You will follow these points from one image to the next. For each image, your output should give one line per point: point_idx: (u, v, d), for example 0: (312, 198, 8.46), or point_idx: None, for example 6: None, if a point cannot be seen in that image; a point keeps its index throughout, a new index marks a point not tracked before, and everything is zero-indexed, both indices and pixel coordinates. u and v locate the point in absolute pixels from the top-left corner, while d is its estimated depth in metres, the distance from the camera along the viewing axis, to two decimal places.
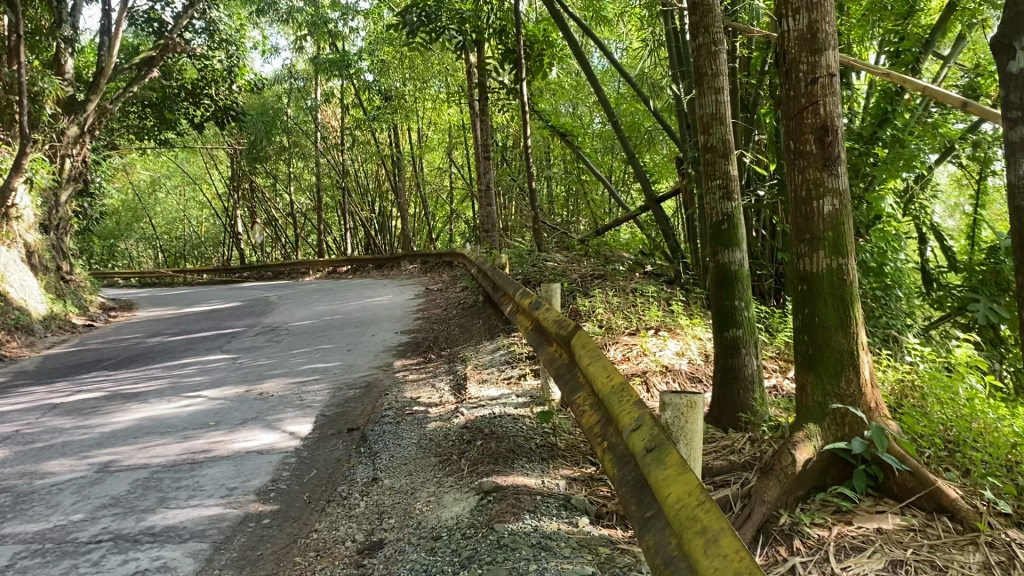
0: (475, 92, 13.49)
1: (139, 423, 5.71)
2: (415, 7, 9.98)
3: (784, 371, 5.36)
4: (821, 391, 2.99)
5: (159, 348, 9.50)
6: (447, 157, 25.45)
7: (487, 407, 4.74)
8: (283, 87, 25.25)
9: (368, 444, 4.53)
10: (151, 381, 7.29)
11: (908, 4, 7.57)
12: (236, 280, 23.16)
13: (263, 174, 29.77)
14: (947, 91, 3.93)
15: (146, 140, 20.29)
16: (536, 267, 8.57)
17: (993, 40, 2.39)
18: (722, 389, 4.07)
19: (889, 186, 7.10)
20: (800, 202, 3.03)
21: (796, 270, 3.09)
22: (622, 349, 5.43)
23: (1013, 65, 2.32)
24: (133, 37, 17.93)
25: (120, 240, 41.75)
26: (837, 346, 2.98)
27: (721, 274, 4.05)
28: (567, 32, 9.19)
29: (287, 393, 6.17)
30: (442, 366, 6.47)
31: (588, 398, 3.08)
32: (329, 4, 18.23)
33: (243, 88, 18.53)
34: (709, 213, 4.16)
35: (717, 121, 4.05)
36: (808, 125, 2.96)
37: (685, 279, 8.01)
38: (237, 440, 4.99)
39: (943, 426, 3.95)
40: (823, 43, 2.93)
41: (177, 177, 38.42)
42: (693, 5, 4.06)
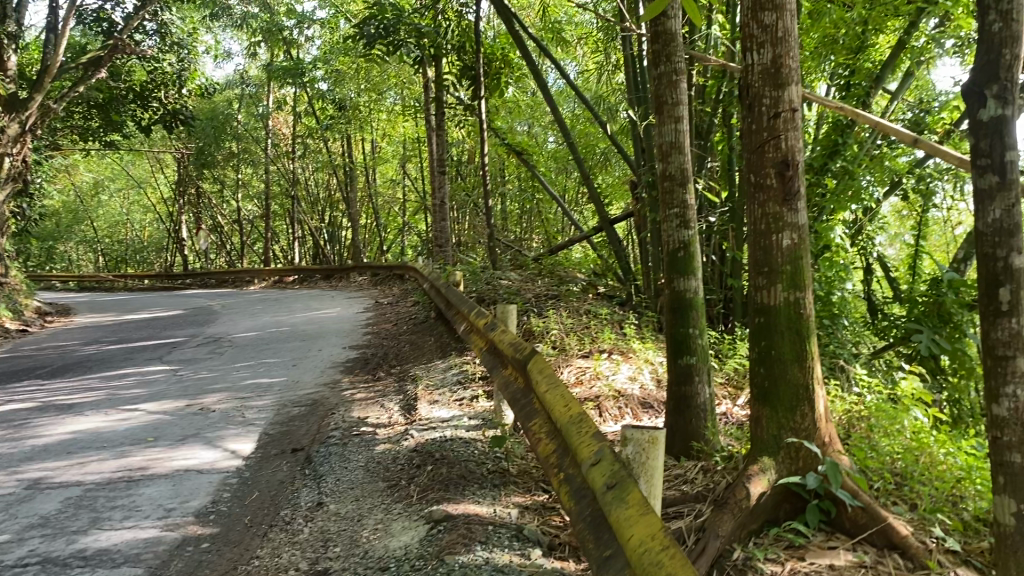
0: (431, 106, 13.43)
1: (72, 437, 5.50)
2: (373, 19, 9.92)
3: (735, 398, 5.38)
4: (776, 425, 2.99)
5: (97, 357, 9.20)
6: (400, 169, 25.33)
7: (437, 429, 4.66)
8: (234, 93, 24.90)
9: (314, 466, 4.42)
10: (87, 393, 7.04)
11: (860, 40, 7.75)
12: (179, 287, 22.64)
13: (211, 180, 29.26)
14: (897, 126, 3.93)
15: (90, 141, 19.77)
16: (489, 285, 8.52)
17: (962, 88, 2.45)
18: (675, 417, 4.05)
19: (838, 217, 7.26)
20: (759, 235, 3.02)
21: (754, 303, 3.08)
22: (575, 372, 5.40)
23: (984, 114, 2.39)
24: (81, 35, 17.52)
25: (59, 242, 40.65)
26: (792, 380, 2.98)
27: (676, 301, 4.04)
28: (525, 52, 9.19)
29: (230, 408, 6.01)
30: (391, 384, 6.37)
31: (544, 425, 3.04)
32: (285, 11, 18.04)
33: (193, 92, 18.19)
34: (666, 240, 4.15)
35: (676, 150, 4.05)
36: (769, 159, 2.97)
37: (636, 301, 8.04)
38: (176, 458, 4.83)
39: (891, 459, 3.99)
40: (787, 78, 2.95)
41: (122, 180, 37.61)
42: (655, 33, 4.06)
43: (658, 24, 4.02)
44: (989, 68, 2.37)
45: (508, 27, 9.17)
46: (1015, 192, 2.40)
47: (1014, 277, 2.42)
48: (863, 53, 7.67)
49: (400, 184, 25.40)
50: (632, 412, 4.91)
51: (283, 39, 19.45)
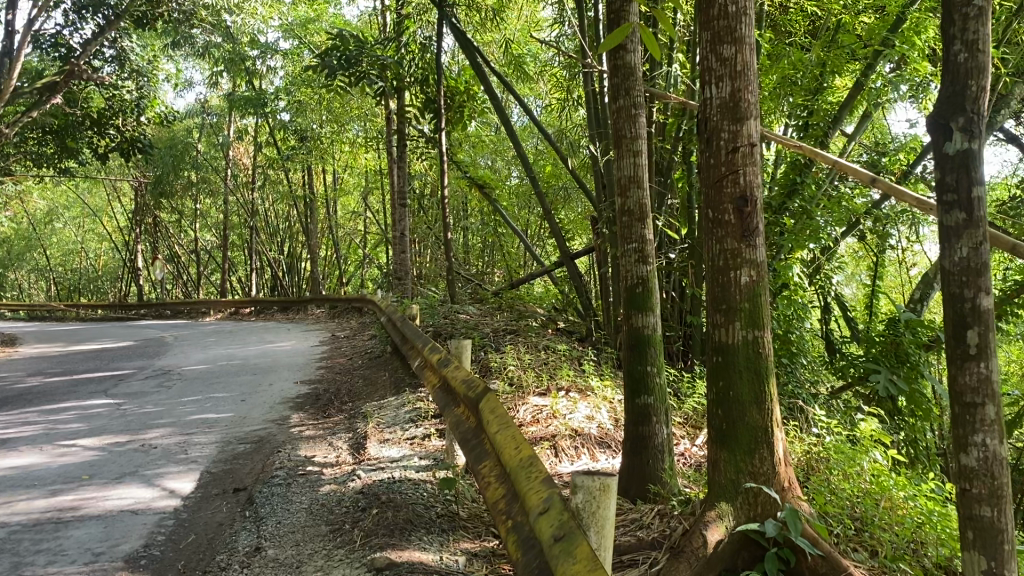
0: (393, 138, 13.32)
1: (2, 474, 5.20)
2: (335, 50, 9.81)
3: (694, 437, 5.28)
4: (734, 468, 2.88)
5: (38, 390, 8.85)
6: (363, 202, 25.21)
7: (386, 470, 4.48)
8: (195, 122, 24.59)
9: (254, 508, 4.21)
10: (23, 427, 6.72)
11: (817, 81, 7.79)
12: (132, 318, 22.07)
13: (169, 210, 28.81)
14: (855, 167, 3.87)
15: (44, 168, 19.25)
16: (446, 319, 8.37)
17: (927, 119, 2.31)
18: (632, 458, 3.93)
19: (797, 256, 7.23)
20: (718, 271, 2.92)
21: (711, 342, 2.98)
22: (531, 410, 5.26)
23: (949, 147, 2.24)
24: (37, 61, 17.19)
25: (9, 270, 39.66)
26: (751, 422, 2.87)
27: (634, 339, 3.92)
28: (488, 86, 9.13)
29: (172, 445, 5.76)
30: (343, 421, 6.18)
31: (494, 468, 2.89)
32: (248, 42, 17.88)
33: (152, 120, 17.87)
34: (624, 275, 4.04)
35: (634, 184, 3.96)
36: (727, 194, 2.89)
37: (596, 337, 7.95)
38: (110, 497, 4.59)
39: (851, 503, 3.94)
40: (745, 112, 2.89)
41: (77, 208, 36.91)
42: (614, 66, 4.00)
43: (617, 57, 3.96)
44: (955, 100, 2.23)
45: (470, 61, 9.11)
46: (983, 229, 2.23)
47: (982, 318, 2.24)
48: (822, 94, 7.75)
49: (361, 217, 25.25)
50: (589, 452, 4.78)
51: (246, 69, 19.31)
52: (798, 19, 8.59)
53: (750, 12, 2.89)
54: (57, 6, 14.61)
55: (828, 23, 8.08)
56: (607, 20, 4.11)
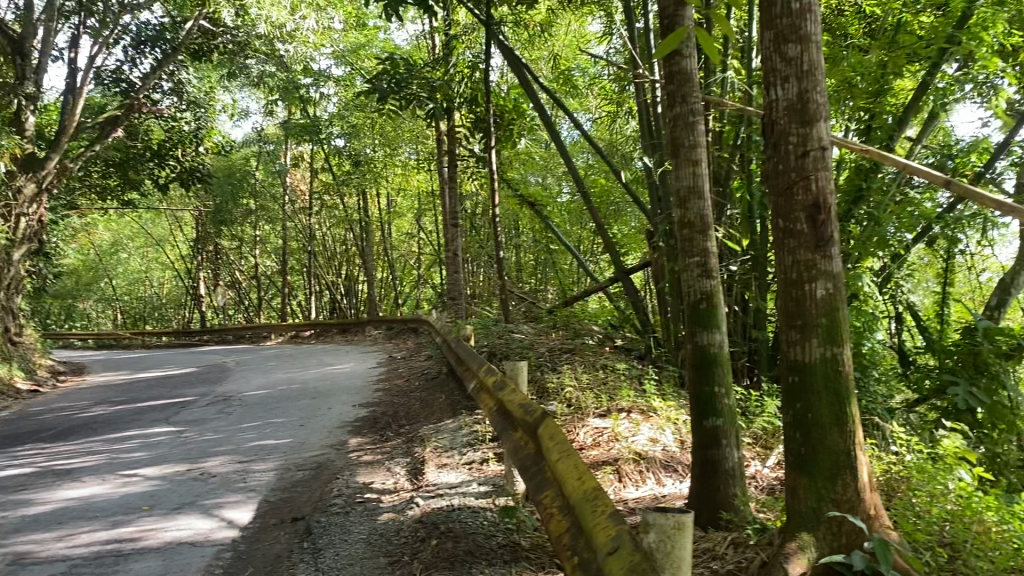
0: (444, 158, 13.31)
1: (65, 505, 5.21)
2: (385, 74, 9.82)
3: (764, 458, 5.05)
4: (815, 496, 2.69)
5: (102, 419, 8.97)
6: (416, 223, 25.35)
7: (445, 497, 4.35)
8: (252, 150, 25.01)
9: (312, 538, 4.12)
10: (87, 457, 6.77)
11: (879, 83, 7.53)
12: (194, 344, 22.42)
13: (228, 237, 29.33)
14: (928, 170, 3.65)
15: (107, 200, 19.70)
16: (502, 339, 8.24)
17: None
18: (701, 483, 3.74)
19: (865, 265, 6.95)
20: (790, 284, 2.75)
21: (786, 360, 2.79)
22: (592, 433, 5.09)
23: None
24: (99, 96, 17.67)
25: (78, 300, 40.83)
26: (832, 446, 2.67)
27: (700, 358, 3.74)
28: (538, 103, 9.01)
29: (231, 474, 5.73)
30: (400, 446, 6.09)
31: (556, 499, 2.75)
32: (301, 70, 18.11)
33: (210, 149, 18.18)
34: (686, 291, 3.87)
35: (694, 195, 3.79)
36: (799, 201, 2.71)
37: (655, 354, 7.74)
38: (170, 528, 4.54)
39: (939, 526, 3.70)
40: (815, 114, 2.71)
41: (141, 238, 37.87)
42: (669, 73, 3.85)
43: (672, 64, 3.80)
44: None
45: (519, 78, 9.02)
46: None
47: None
48: (884, 95, 7.48)
49: (416, 238, 25.38)
50: (654, 476, 4.59)
51: (299, 97, 19.59)
52: (854, 20, 8.33)
53: (815, 8, 2.72)
54: (117, 42, 15.00)
55: (887, 22, 7.81)
56: (660, 25, 3.96)
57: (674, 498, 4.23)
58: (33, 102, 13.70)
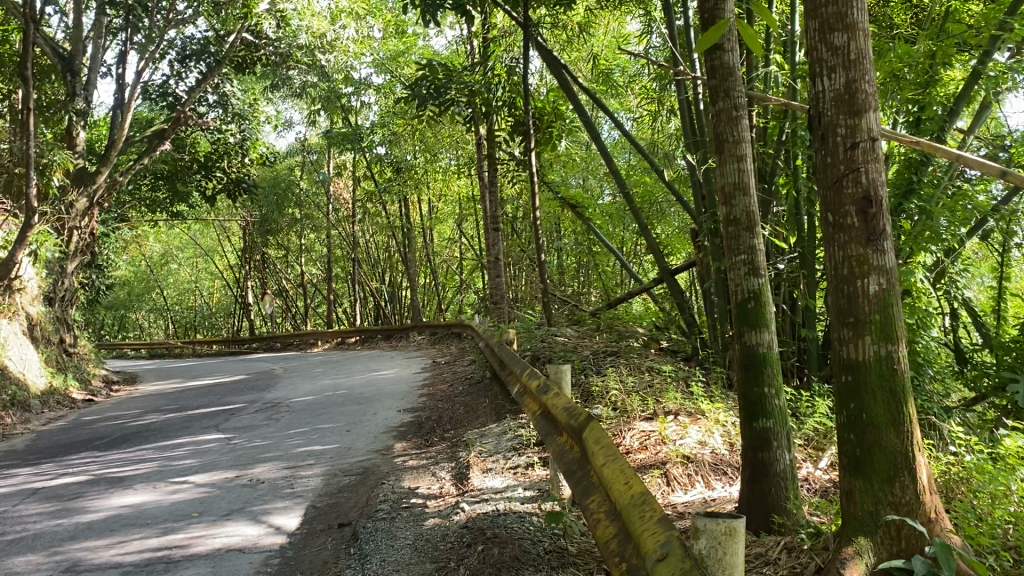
0: (485, 162, 13.33)
1: (118, 512, 5.28)
2: (425, 80, 9.86)
3: (817, 459, 4.93)
4: (872, 499, 2.59)
5: (154, 426, 9.12)
6: (458, 228, 25.41)
7: (491, 502, 4.31)
8: (295, 160, 25.35)
9: (358, 544, 4.11)
10: (140, 464, 6.87)
11: (928, 73, 7.30)
12: (243, 352, 22.73)
13: (275, 246, 29.71)
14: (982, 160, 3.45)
15: (156, 213, 20.09)
16: (546, 342, 8.19)
17: None
18: (752, 486, 3.64)
19: (917, 260, 6.76)
20: (841, 280, 2.66)
21: (839, 358, 2.70)
22: (639, 437, 5.02)
23: None
24: (147, 111, 18.02)
25: (131, 311, 41.71)
26: (889, 447, 2.58)
27: (748, 358, 3.65)
28: (577, 105, 8.94)
29: (279, 480, 5.77)
30: (445, 451, 6.07)
31: (604, 504, 2.70)
32: (342, 79, 18.32)
33: (255, 160, 18.44)
34: (733, 290, 3.79)
35: (740, 191, 3.71)
36: (848, 195, 2.63)
37: (702, 355, 7.63)
38: (218, 535, 4.58)
39: (1003, 529, 3.56)
40: (864, 103, 2.63)
41: (190, 250, 38.59)
42: (711, 68, 3.77)
43: (713, 58, 3.73)
44: None
45: (558, 80, 8.96)
46: None
47: None
48: (934, 85, 7.28)
49: (458, 243, 25.46)
50: (703, 480, 4.50)
51: (341, 105, 19.77)
52: (900, 11, 8.14)
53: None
54: (163, 57, 15.28)
55: (934, 11, 7.63)
56: (701, 19, 3.88)
57: (724, 502, 4.14)
58: (83, 118, 13.98)
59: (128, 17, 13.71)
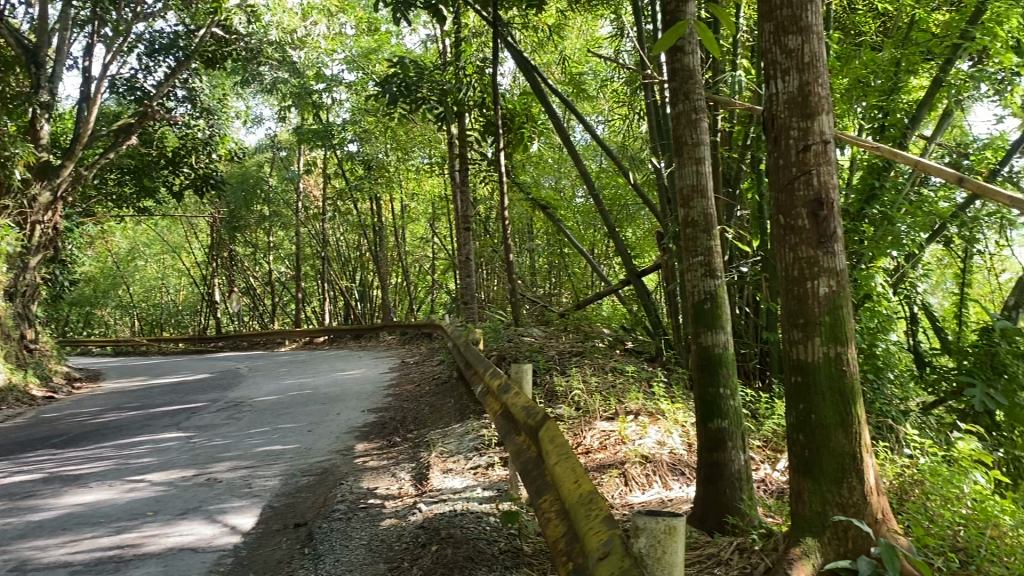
0: (456, 162, 13.31)
1: (71, 511, 5.19)
2: (395, 77, 9.80)
3: (774, 461, 4.96)
4: (820, 500, 2.60)
5: (114, 424, 8.98)
6: (430, 227, 25.34)
7: (448, 502, 4.28)
8: (265, 157, 25.12)
9: (313, 545, 4.07)
10: (96, 462, 6.76)
11: (893, 80, 7.38)
12: (209, 350, 22.47)
13: (244, 243, 29.45)
14: (938, 166, 3.51)
15: (123, 208, 19.80)
16: (512, 342, 8.18)
17: None
18: (707, 487, 3.65)
19: (879, 265, 6.83)
20: (792, 282, 2.67)
21: (789, 360, 2.71)
22: (599, 436, 5.01)
23: None
24: (115, 104, 17.78)
25: (96, 307, 41.14)
26: (837, 448, 2.59)
27: (704, 359, 3.66)
28: (547, 106, 8.92)
29: (237, 479, 5.70)
30: (407, 451, 6.03)
31: (555, 502, 2.69)
32: (313, 76, 18.21)
33: (224, 156, 18.25)
34: (690, 291, 3.79)
35: (698, 193, 3.72)
36: (800, 197, 2.64)
37: (665, 356, 7.66)
38: (172, 534, 4.51)
39: (953, 531, 3.60)
40: (816, 106, 2.64)
41: (157, 246, 38.09)
42: (672, 70, 3.78)
43: (675, 60, 3.74)
44: None
45: (529, 81, 8.95)
46: None
47: None
48: (899, 92, 7.37)
49: (430, 243, 25.41)
50: (661, 479, 4.49)
51: (313, 103, 19.65)
52: (867, 19, 8.23)
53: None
54: (131, 51, 15.07)
55: (900, 19, 7.73)
56: (663, 21, 3.90)
57: (681, 503, 4.14)
58: (48, 111, 13.74)
59: (95, 9, 13.52)
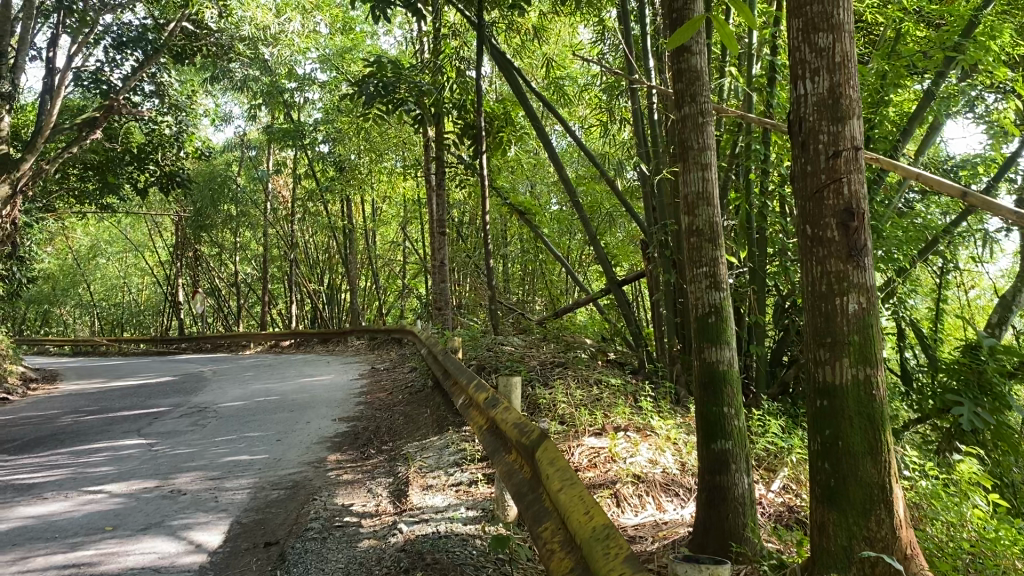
0: (432, 165, 13.06)
1: (23, 524, 4.86)
2: (372, 77, 9.56)
3: (769, 481, 4.79)
4: (845, 533, 2.42)
5: (72, 429, 8.59)
6: (401, 231, 25.00)
7: (431, 523, 4.03)
8: (234, 155, 24.66)
9: (286, 567, 3.80)
10: (52, 470, 6.41)
11: (880, 94, 7.30)
12: (172, 352, 21.96)
13: (210, 243, 28.87)
14: (944, 180, 3.29)
15: (86, 204, 19.27)
16: (491, 351, 7.96)
17: None
18: (709, 511, 3.44)
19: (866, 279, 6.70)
20: (819, 298, 2.49)
21: (814, 382, 2.52)
22: (587, 453, 4.80)
23: None
24: (78, 97, 17.25)
25: (55, 305, 40.18)
26: (865, 478, 2.40)
27: (707, 375, 3.44)
28: (527, 109, 8.64)
29: (202, 492, 5.40)
30: (383, 464, 5.77)
31: (558, 531, 2.48)
32: (285, 75, 17.88)
33: (191, 154, 17.80)
34: (693, 304, 3.58)
35: (703, 201, 3.51)
36: (829, 206, 2.46)
37: (648, 368, 7.48)
38: (132, 552, 4.21)
39: (964, 561, 3.42)
40: (847, 109, 2.46)
41: (119, 244, 37.28)
42: (678, 70, 3.56)
43: (681, 61, 3.52)
44: None
45: (510, 84, 8.68)
46: None
47: None
48: (884, 105, 7.31)
49: (401, 246, 25.11)
50: (654, 501, 4.31)
51: (284, 101, 19.26)
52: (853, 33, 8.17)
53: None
54: (97, 43, 14.63)
55: (886, 34, 7.68)
56: (669, 21, 3.70)
57: (676, 527, 3.96)
58: (9, 102, 13.26)
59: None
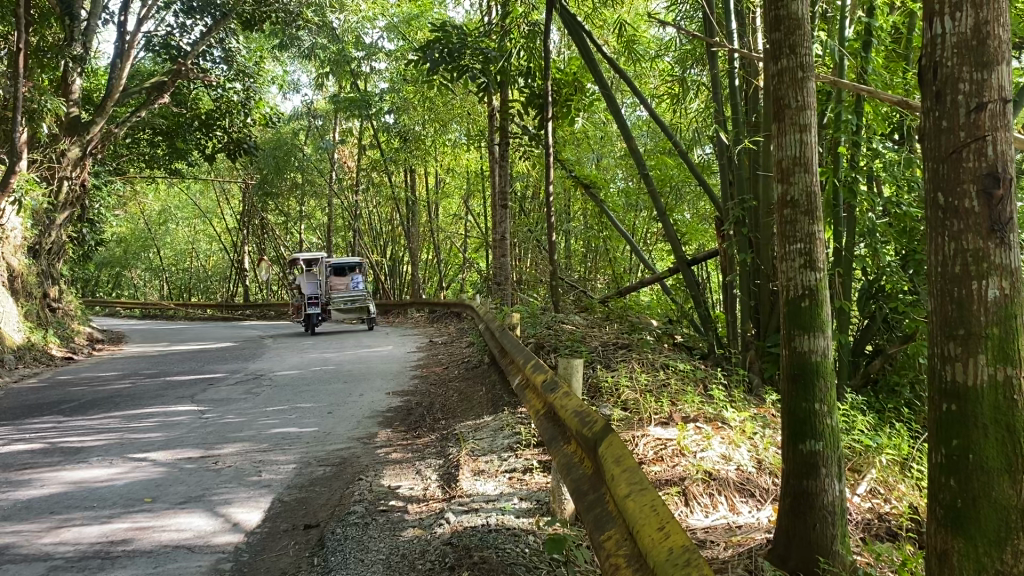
0: (496, 136, 12.69)
1: (63, 490, 4.71)
2: (437, 43, 9.22)
3: (854, 483, 4.38)
4: (973, 566, 2.03)
5: (129, 392, 8.57)
6: (464, 204, 24.65)
7: (482, 514, 3.70)
8: (301, 124, 24.63)
9: (323, 555, 3.52)
10: (101, 434, 6.31)
11: None
12: (236, 318, 22.11)
13: (275, 211, 28.96)
14: None
15: (156, 168, 19.42)
16: (551, 329, 7.63)
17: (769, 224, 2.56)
18: (793, 518, 3.05)
19: None
20: (951, 281, 2.06)
21: (939, 382, 2.10)
22: (654, 445, 4.43)
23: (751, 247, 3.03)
24: (149, 62, 17.32)
25: (128, 268, 41.12)
26: (998, 500, 2.00)
27: (797, 368, 3.04)
28: (598, 77, 8.07)
29: (246, 465, 5.17)
30: (434, 445, 5.47)
31: (625, 543, 2.13)
32: (353, 44, 17.64)
33: (258, 121, 17.68)
34: (783, 284, 3.16)
35: (800, 167, 3.07)
36: (968, 169, 2.02)
37: (717, 353, 7.04)
38: (166, 528, 3.99)
39: None
40: (995, 53, 2.01)
41: (189, 210, 37.86)
42: (775, 18, 3.11)
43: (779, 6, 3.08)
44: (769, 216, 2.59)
45: (580, 48, 8.16)
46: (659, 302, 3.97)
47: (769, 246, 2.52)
48: None
49: (464, 220, 24.79)
50: (727, 501, 3.96)
51: (350, 70, 19.04)
52: None
53: None
54: (168, 8, 14.54)
55: None
56: None
57: (751, 532, 3.59)
58: (81, 65, 13.33)
59: None
